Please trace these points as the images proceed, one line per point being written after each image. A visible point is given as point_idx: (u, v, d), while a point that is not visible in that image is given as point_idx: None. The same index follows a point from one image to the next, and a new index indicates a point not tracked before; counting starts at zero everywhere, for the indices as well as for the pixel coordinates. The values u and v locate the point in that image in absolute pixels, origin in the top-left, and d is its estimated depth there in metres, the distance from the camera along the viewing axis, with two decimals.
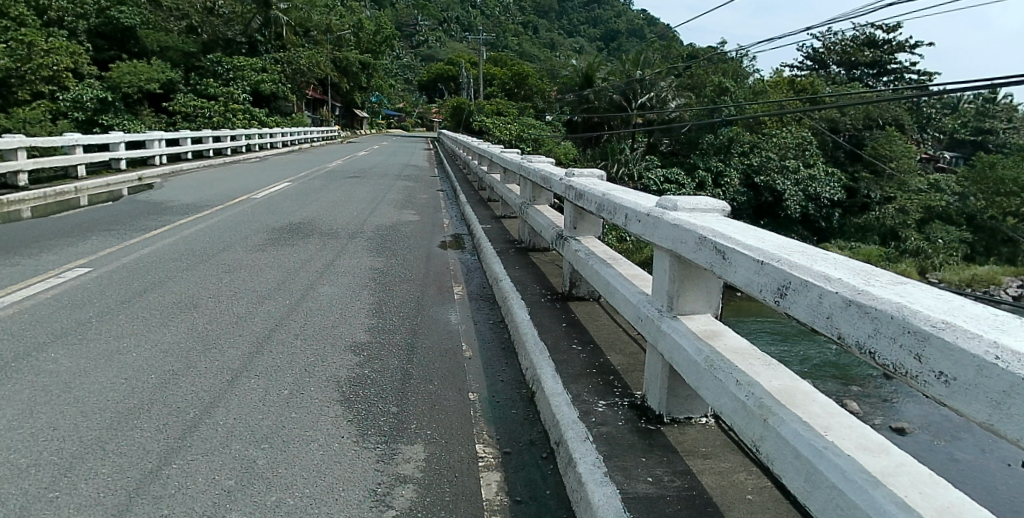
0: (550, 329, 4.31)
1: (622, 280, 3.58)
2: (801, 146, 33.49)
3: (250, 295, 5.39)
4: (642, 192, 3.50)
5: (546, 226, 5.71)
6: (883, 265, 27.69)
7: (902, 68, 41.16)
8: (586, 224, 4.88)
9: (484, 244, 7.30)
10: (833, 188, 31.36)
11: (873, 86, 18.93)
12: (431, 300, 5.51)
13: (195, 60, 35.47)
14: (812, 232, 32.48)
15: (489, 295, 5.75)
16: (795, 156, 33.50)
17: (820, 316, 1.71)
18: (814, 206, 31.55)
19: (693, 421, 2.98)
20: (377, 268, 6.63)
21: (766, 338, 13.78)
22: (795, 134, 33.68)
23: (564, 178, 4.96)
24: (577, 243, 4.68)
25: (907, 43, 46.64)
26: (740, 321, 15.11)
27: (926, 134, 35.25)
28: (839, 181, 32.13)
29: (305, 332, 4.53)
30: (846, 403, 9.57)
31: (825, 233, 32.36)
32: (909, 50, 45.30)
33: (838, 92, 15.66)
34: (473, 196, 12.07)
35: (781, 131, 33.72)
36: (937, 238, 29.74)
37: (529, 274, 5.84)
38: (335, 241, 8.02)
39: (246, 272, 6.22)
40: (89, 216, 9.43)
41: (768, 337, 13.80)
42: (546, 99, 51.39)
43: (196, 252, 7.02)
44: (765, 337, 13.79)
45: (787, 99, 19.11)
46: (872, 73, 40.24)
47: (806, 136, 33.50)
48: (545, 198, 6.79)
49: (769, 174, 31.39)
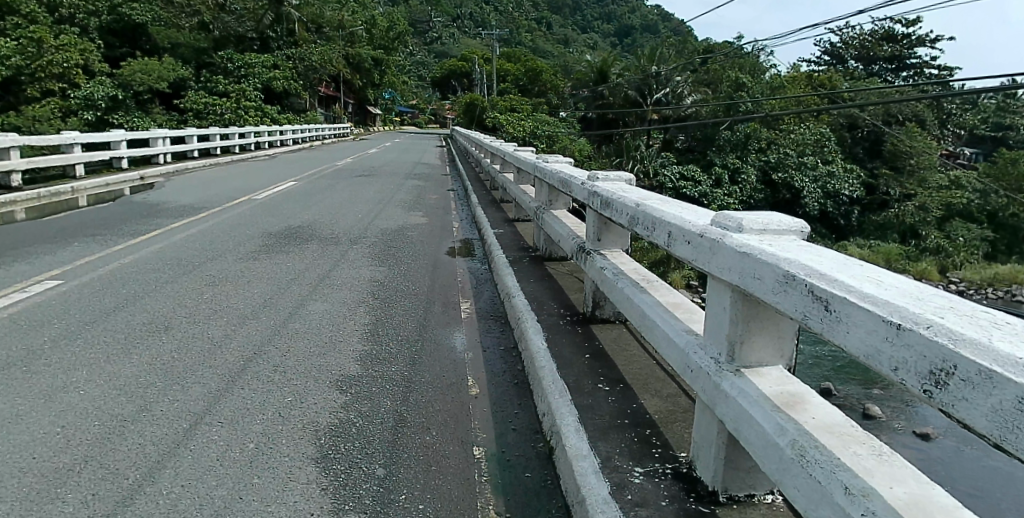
0: (571, 363, 3.65)
1: (660, 309, 2.94)
2: (820, 143, 32.73)
3: (232, 314, 4.79)
4: (687, 204, 2.83)
5: (565, 236, 5.04)
6: (904, 263, 26.92)
7: (923, 63, 40.20)
8: (611, 235, 4.22)
9: (496, 251, 6.66)
10: (852, 185, 30.90)
11: (896, 81, 18.20)
12: (435, 319, 4.89)
13: (207, 56, 34.36)
14: (830, 230, 31.74)
15: (501, 312, 5.12)
16: (814, 153, 32.72)
17: (1019, 433, 1.07)
18: (833, 203, 31.08)
19: (755, 500, 2.31)
20: (377, 280, 6.00)
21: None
22: (813, 130, 32.90)
23: (587, 183, 4.29)
24: (601, 258, 4.02)
25: (927, 37, 45.52)
26: None
27: (949, 130, 34.34)
28: (858, 177, 31.37)
29: (285, 363, 3.90)
30: (876, 410, 9.00)
31: (844, 231, 31.60)
32: (928, 44, 44.21)
33: (861, 89, 15.09)
34: (485, 197, 11.47)
35: (799, 128, 32.96)
36: (958, 236, 29.02)
37: (545, 289, 5.18)
38: (335, 248, 7.40)
39: (232, 284, 5.61)
40: (80, 218, 8.89)
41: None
42: (560, 95, 50.88)
43: (182, 260, 6.42)
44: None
45: (805, 96, 18.54)
46: (891, 67, 39.29)
47: (825, 132, 32.72)
48: (563, 202, 6.14)
49: (787, 171, 30.55)
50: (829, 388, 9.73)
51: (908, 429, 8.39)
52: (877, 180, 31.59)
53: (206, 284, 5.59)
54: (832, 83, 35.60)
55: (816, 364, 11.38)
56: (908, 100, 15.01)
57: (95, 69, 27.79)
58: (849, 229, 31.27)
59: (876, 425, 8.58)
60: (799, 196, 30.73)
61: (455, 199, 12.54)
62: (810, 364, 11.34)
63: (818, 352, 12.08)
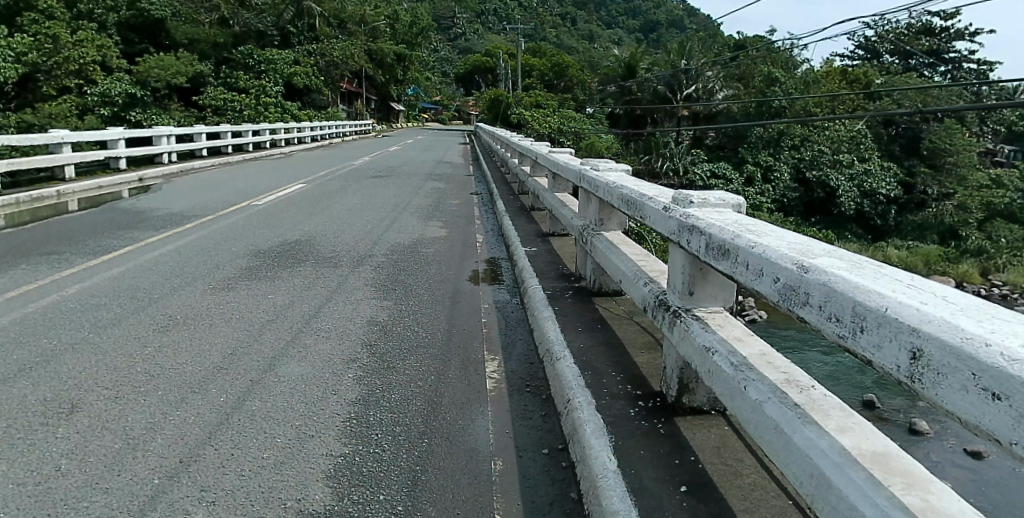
0: (662, 511, 2.24)
1: (859, 471, 1.59)
2: (855, 140, 30.78)
3: (176, 381, 3.53)
4: (950, 299, 1.40)
5: (630, 275, 3.65)
6: (943, 263, 24.53)
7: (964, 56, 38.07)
8: (710, 287, 2.86)
9: (530, 281, 5.30)
10: (889, 184, 28.89)
11: (947, 78, 16.62)
12: (454, 391, 3.54)
13: (227, 52, 33.68)
14: (866, 231, 29.98)
15: (541, 378, 3.75)
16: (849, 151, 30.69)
17: None
18: (869, 203, 29.05)
19: None
20: (380, 320, 4.68)
21: (824, 357, 12.09)
22: (848, 126, 31.02)
23: (673, 210, 2.90)
24: (701, 328, 2.63)
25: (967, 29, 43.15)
26: (798, 347, 13.23)
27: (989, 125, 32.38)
28: (895, 176, 29.34)
29: (221, 485, 2.59)
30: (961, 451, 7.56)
31: (881, 232, 29.72)
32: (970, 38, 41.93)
33: (911, 84, 13.67)
34: (513, 202, 10.22)
35: (833, 124, 31.09)
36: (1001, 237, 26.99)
37: (599, 347, 3.81)
38: (333, 271, 6.10)
39: (188, 329, 4.35)
40: (54, 229, 7.81)
41: (826, 363, 12.05)
42: (587, 90, 49.52)
43: (141, 291, 5.20)
44: (824, 360, 12.04)
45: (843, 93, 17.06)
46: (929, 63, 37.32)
47: (860, 128, 30.71)
48: (617, 220, 4.75)
49: (822, 169, 28.83)
50: (874, 400, 9.52)
51: (964, 457, 7.28)
52: (914, 178, 29.50)
53: (157, 330, 4.34)
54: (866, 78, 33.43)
55: (865, 391, 10.11)
56: (967, 96, 13.49)
57: (112, 66, 27.13)
58: (886, 230, 29.23)
59: (935, 461, 7.37)
60: (835, 194, 28.61)
61: (477, 205, 11.37)
62: (855, 391, 10.05)
63: (866, 383, 10.68)
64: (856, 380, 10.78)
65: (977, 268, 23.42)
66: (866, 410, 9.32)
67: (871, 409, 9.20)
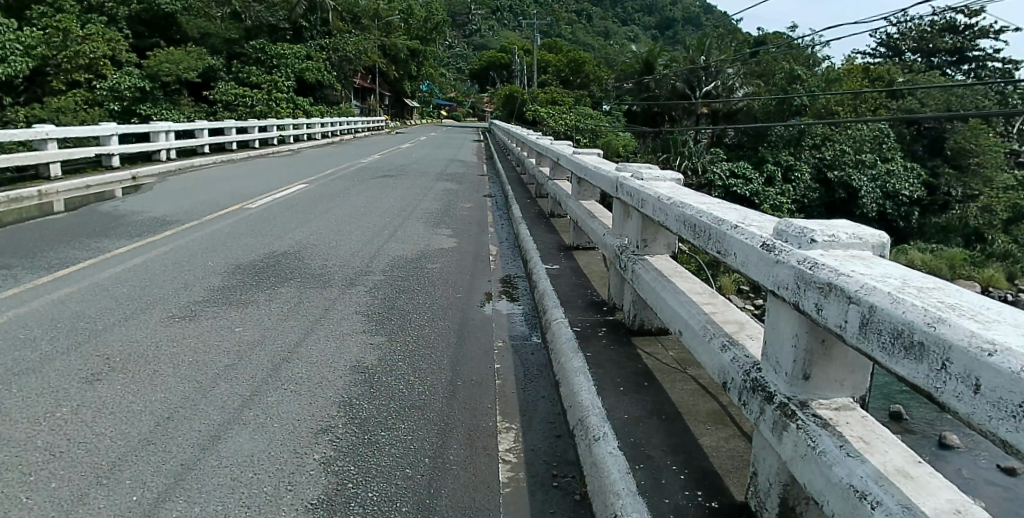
0: None
1: None
2: (877, 139, 28.77)
3: (81, 467, 2.62)
4: None
5: (698, 326, 2.66)
6: (970, 265, 23.35)
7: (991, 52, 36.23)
8: (835, 361, 1.90)
9: (552, 311, 4.35)
10: (913, 184, 26.81)
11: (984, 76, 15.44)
12: (454, 487, 2.59)
13: (238, 47, 32.97)
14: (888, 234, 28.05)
15: (570, 461, 2.80)
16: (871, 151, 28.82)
17: None
18: (892, 204, 27.33)
19: None
20: (368, 366, 3.75)
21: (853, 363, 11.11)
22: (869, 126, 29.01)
23: (788, 251, 1.92)
24: (839, 447, 1.65)
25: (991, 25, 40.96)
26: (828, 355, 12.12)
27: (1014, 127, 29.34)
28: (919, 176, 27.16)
29: None
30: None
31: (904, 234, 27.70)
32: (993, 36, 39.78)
33: (943, 81, 12.54)
34: (531, 207, 9.24)
35: (855, 126, 29.47)
36: None
37: (652, 423, 2.82)
38: (321, 293, 5.19)
39: (125, 378, 3.46)
40: (19, 235, 7.02)
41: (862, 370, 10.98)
42: (604, 86, 48.40)
43: (83, 320, 4.33)
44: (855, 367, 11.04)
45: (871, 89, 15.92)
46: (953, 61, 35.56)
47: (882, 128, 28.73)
48: (663, 241, 3.80)
49: (844, 169, 27.34)
50: (900, 412, 8.48)
51: (996, 477, 6.49)
52: (938, 178, 27.28)
53: (84, 380, 3.42)
54: (889, 76, 31.58)
55: (895, 402, 9.16)
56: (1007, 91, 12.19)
57: (122, 60, 26.44)
58: (909, 232, 27.26)
59: (979, 485, 6.48)
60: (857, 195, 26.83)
61: (491, 209, 10.45)
62: (883, 401, 9.11)
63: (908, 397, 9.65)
64: (886, 390, 9.81)
65: (1005, 273, 22.32)
66: (893, 422, 8.38)
67: (900, 421, 8.23)
